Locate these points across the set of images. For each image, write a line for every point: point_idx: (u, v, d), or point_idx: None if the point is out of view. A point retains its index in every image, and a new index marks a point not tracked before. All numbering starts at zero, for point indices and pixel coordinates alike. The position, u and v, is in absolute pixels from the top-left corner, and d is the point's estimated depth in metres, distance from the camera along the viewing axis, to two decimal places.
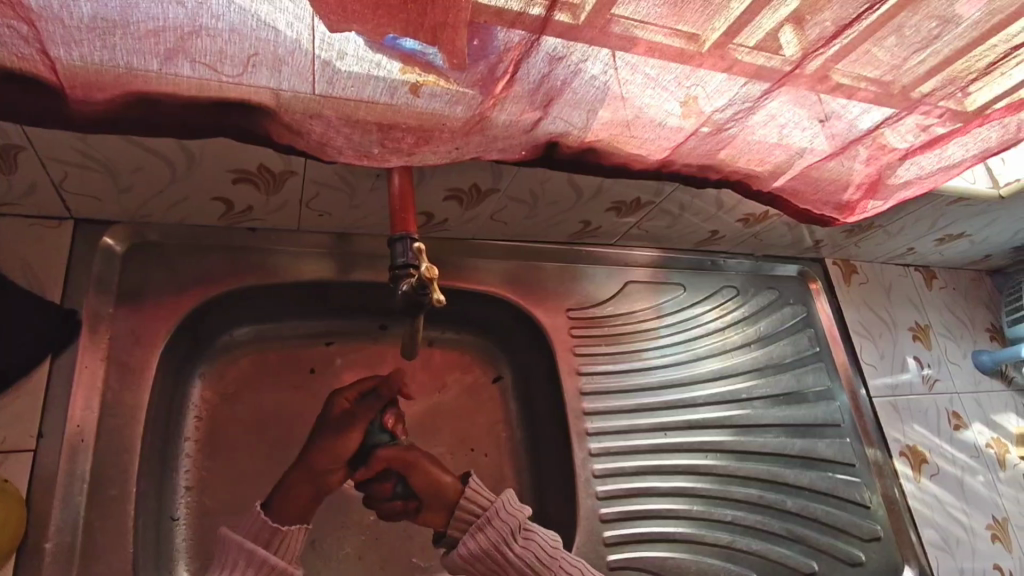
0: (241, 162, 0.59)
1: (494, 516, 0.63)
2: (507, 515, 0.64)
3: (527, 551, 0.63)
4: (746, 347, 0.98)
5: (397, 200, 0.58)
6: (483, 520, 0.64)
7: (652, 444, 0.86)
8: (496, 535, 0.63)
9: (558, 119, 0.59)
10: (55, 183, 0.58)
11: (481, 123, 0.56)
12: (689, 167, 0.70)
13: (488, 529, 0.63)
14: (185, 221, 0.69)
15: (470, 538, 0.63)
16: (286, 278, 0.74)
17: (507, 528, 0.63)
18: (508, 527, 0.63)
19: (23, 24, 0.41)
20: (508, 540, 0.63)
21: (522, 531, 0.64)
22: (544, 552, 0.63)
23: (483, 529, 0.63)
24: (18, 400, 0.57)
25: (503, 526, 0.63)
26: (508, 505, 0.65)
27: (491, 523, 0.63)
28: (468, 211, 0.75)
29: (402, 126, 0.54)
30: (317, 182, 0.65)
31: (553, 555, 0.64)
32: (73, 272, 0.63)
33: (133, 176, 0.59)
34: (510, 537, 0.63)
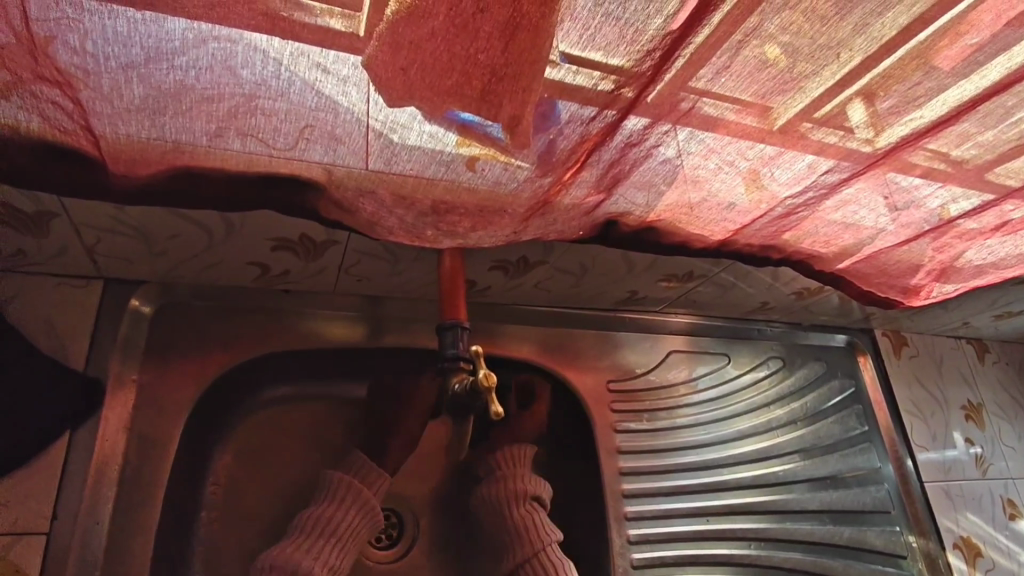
0: (282, 232, 0.56)
1: (516, 475, 0.74)
2: (529, 480, 0.74)
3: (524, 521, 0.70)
4: (791, 424, 0.93)
5: (446, 282, 0.54)
6: (508, 473, 0.74)
7: (694, 531, 0.81)
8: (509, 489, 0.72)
9: (621, 200, 0.55)
10: (87, 247, 0.55)
11: (544, 208, 0.52)
12: (750, 246, 0.66)
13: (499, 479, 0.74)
14: (218, 282, 0.65)
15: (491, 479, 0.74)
16: (317, 342, 0.71)
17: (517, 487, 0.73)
18: (517, 493, 0.72)
19: (69, 102, 0.38)
20: (502, 494, 0.72)
21: (529, 503, 0.72)
22: (540, 527, 0.70)
23: (505, 476, 0.74)
24: (31, 478, 0.53)
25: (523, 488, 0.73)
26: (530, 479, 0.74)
27: (518, 484, 0.73)
28: (512, 280, 0.71)
29: (460, 210, 0.50)
30: (359, 251, 0.62)
31: (540, 538, 0.69)
32: (98, 334, 0.60)
33: (169, 242, 0.56)
34: (514, 500, 0.72)
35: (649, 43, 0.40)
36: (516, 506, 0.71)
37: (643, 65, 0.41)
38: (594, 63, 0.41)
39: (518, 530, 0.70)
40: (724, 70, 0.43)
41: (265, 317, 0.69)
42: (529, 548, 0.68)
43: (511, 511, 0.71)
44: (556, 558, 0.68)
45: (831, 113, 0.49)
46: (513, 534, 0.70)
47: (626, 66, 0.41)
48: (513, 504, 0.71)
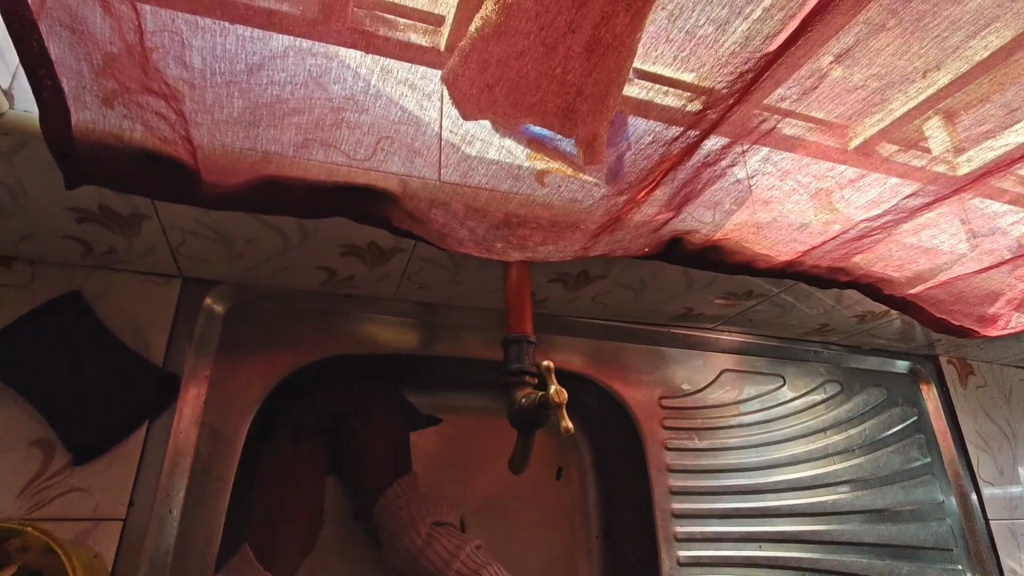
0: (353, 239, 0.58)
1: (410, 509, 0.64)
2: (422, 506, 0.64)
3: (430, 545, 0.61)
4: (849, 451, 0.90)
5: (512, 295, 0.54)
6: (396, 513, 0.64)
7: (745, 556, 0.79)
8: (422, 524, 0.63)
9: (689, 218, 0.55)
10: (171, 247, 0.58)
11: (613, 224, 0.52)
12: (818, 268, 0.65)
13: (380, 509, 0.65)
14: (287, 285, 0.67)
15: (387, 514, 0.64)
16: (377, 346, 0.73)
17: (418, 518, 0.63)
18: (415, 517, 0.63)
19: (172, 113, 0.41)
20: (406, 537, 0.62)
21: (437, 528, 0.63)
22: (449, 546, 0.61)
23: (397, 509, 0.64)
24: (113, 466, 0.55)
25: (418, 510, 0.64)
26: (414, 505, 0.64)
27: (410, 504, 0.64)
28: (571, 292, 0.71)
29: (530, 224, 0.51)
30: (424, 259, 0.63)
31: (454, 550, 0.61)
32: (176, 330, 0.62)
33: (245, 244, 0.58)
34: (416, 522, 0.63)
35: (740, 65, 0.39)
36: (429, 541, 0.62)
37: (726, 87, 0.41)
38: (682, 85, 0.41)
39: (441, 565, 0.60)
40: (810, 90, 0.42)
41: (329, 319, 0.71)
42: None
43: (416, 534, 0.62)
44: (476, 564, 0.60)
45: (917, 136, 0.48)
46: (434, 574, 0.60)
47: (702, 82, 0.40)
48: (413, 544, 0.62)
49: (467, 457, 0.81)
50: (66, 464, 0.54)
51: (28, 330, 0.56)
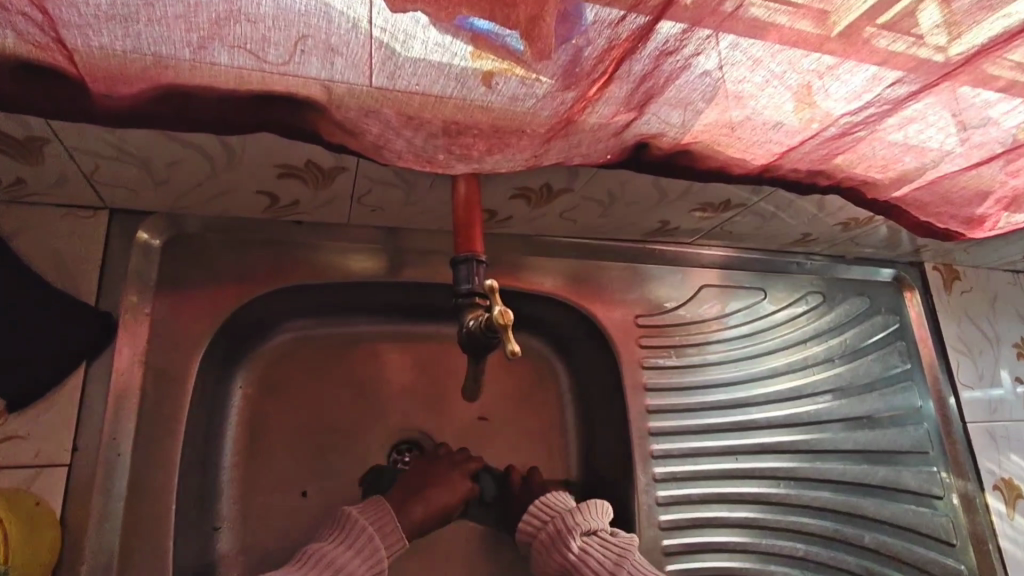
0: (287, 159, 0.53)
1: (558, 522, 0.62)
2: (571, 517, 0.62)
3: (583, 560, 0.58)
4: (828, 362, 0.89)
5: (460, 212, 0.49)
6: (544, 534, 0.63)
7: (720, 469, 0.78)
8: (571, 532, 0.61)
9: (653, 119, 0.49)
10: (86, 174, 0.53)
11: (566, 128, 0.47)
12: (796, 172, 0.60)
13: (539, 513, 0.65)
14: (227, 214, 0.63)
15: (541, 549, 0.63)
16: (333, 275, 0.69)
17: (570, 539, 0.60)
18: (564, 530, 0.62)
19: (33, 9, 0.34)
20: (558, 556, 0.60)
21: (587, 539, 0.61)
22: (610, 558, 0.58)
23: (542, 540, 0.63)
24: (53, 410, 0.53)
25: (568, 529, 0.61)
26: (573, 512, 0.63)
27: (559, 523, 0.62)
28: (535, 209, 0.67)
29: (473, 131, 0.45)
30: (370, 179, 0.57)
31: (618, 563, 0.57)
32: (109, 267, 0.58)
33: (169, 169, 0.53)
34: (568, 536, 0.61)
35: None
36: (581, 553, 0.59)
37: None
38: None
39: None
40: None
41: (278, 249, 0.67)
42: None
43: (565, 555, 0.60)
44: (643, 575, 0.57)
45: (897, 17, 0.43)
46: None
47: None
48: (568, 561, 0.59)
49: (440, 385, 0.80)
50: (1, 411, 0.51)
51: None
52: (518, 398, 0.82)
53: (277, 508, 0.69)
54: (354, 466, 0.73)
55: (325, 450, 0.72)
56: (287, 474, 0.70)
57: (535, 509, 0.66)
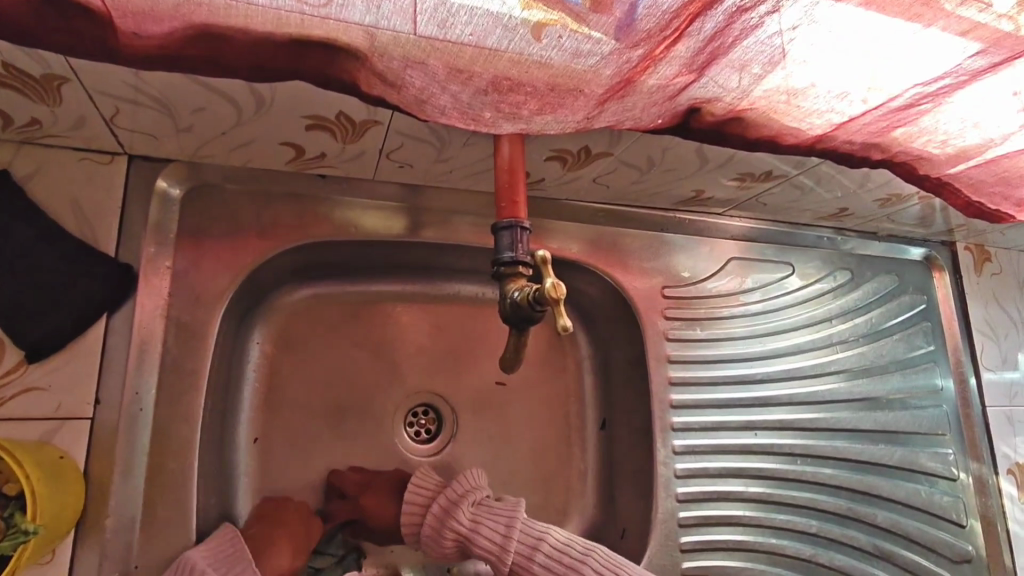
0: (318, 110, 0.49)
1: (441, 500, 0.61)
2: (458, 486, 0.61)
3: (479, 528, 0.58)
4: (854, 340, 0.87)
5: (503, 176, 0.46)
6: (430, 514, 0.61)
7: (740, 444, 0.78)
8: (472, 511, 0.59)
9: (712, 83, 0.46)
10: (105, 118, 0.50)
11: (623, 89, 0.43)
12: (850, 144, 0.57)
13: (415, 495, 0.63)
14: (250, 165, 0.60)
15: (429, 527, 0.61)
16: (357, 234, 0.66)
17: (454, 515, 0.59)
18: (446, 501, 0.60)
19: None
20: (450, 538, 0.59)
21: (475, 507, 0.60)
22: (498, 527, 0.57)
23: (430, 520, 0.61)
24: (73, 364, 0.51)
25: (451, 503, 0.60)
26: (460, 487, 0.61)
27: (443, 501, 0.61)
28: (570, 172, 0.64)
29: (527, 88, 0.42)
30: (403, 134, 0.54)
31: (506, 535, 0.57)
32: (128, 217, 0.56)
33: (192, 116, 0.50)
34: (454, 509, 0.59)
35: None
36: (476, 524, 0.58)
37: None
38: None
39: (494, 549, 0.57)
40: None
41: (301, 204, 0.64)
42: (507, 564, 0.56)
43: (455, 528, 0.58)
44: (530, 538, 0.57)
45: None
46: (489, 559, 0.57)
47: None
48: (460, 535, 0.58)
49: (459, 348, 0.78)
50: (20, 362, 0.50)
51: None
52: (538, 366, 0.81)
53: (296, 466, 0.68)
54: (371, 427, 0.72)
55: (343, 411, 0.72)
56: (304, 432, 0.70)
57: (414, 490, 0.63)
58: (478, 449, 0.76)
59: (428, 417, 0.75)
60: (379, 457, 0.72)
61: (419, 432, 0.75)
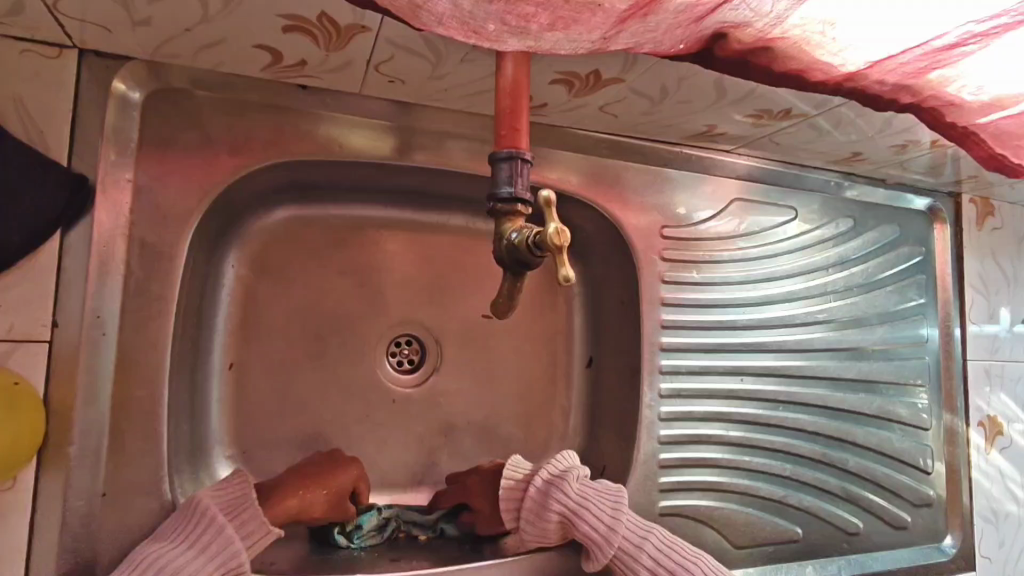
0: (297, 9, 0.43)
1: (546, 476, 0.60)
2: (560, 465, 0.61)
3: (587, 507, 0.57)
4: (848, 290, 0.86)
5: (505, 99, 0.41)
6: (531, 493, 0.59)
7: (726, 389, 0.77)
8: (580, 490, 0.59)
9: (744, 6, 0.41)
10: (48, 3, 0.43)
11: (648, 8, 0.37)
12: (881, 85, 0.52)
13: (510, 478, 0.62)
14: (221, 69, 0.53)
15: (524, 510, 0.59)
16: (339, 153, 0.61)
17: (559, 494, 0.58)
18: (552, 480, 0.59)
19: None
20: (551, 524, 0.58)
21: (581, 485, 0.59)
22: (607, 507, 0.57)
23: (528, 499, 0.59)
24: (26, 282, 0.47)
25: (553, 484, 0.59)
26: (563, 467, 0.61)
27: (544, 477, 0.60)
28: (575, 98, 0.58)
29: (537, 0, 0.36)
30: (394, 44, 0.48)
31: (611, 525, 0.57)
32: (81, 121, 0.50)
33: (150, 7, 0.43)
34: (561, 484, 0.58)
35: None
36: (586, 499, 0.57)
37: None
38: None
39: (604, 529, 0.56)
40: None
41: (278, 117, 0.58)
42: (610, 551, 0.56)
43: (561, 506, 0.57)
44: (638, 533, 0.58)
45: None
46: (591, 541, 0.57)
47: None
48: (565, 512, 0.57)
49: (446, 280, 0.75)
50: None
51: None
52: (527, 301, 0.78)
53: (274, 394, 0.67)
54: (352, 358, 0.70)
55: (324, 339, 0.69)
56: (282, 358, 0.67)
57: (509, 473, 0.62)
58: (462, 382, 0.74)
59: (411, 347, 0.73)
60: (361, 388, 0.70)
61: (401, 362, 0.73)
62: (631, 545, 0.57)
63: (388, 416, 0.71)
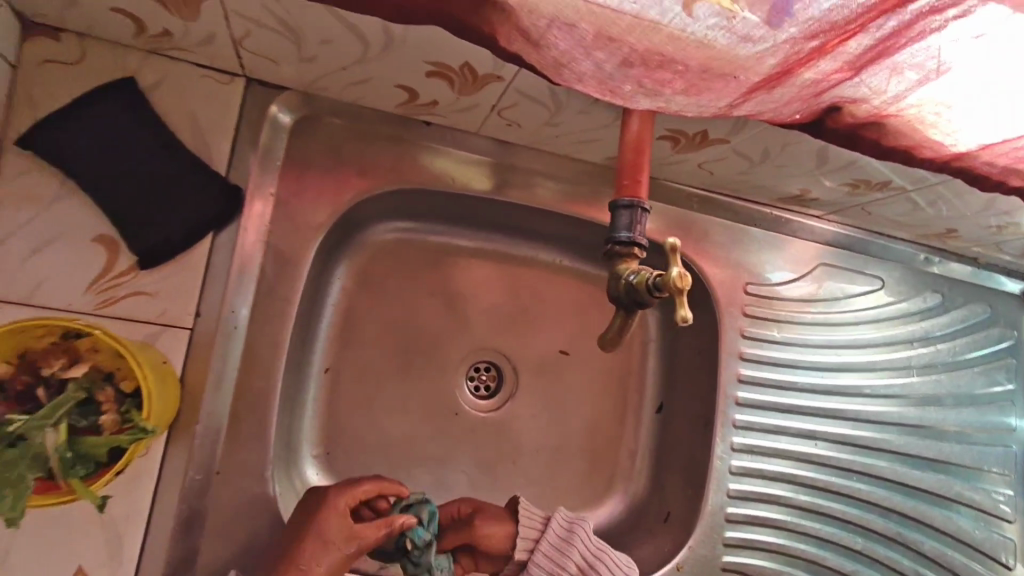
0: (445, 57, 0.48)
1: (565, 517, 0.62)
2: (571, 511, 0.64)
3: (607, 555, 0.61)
4: (932, 367, 0.84)
5: (627, 153, 0.45)
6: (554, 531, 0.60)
7: (800, 452, 0.77)
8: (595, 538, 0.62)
9: (864, 85, 0.43)
10: (235, 39, 0.49)
11: (779, 81, 0.41)
12: (991, 166, 0.53)
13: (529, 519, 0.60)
14: (361, 101, 0.60)
15: (543, 546, 0.59)
16: (450, 185, 0.66)
17: (583, 534, 0.61)
18: (571, 523, 0.62)
19: None
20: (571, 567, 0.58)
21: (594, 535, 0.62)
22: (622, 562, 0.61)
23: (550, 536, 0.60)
24: (178, 275, 0.53)
25: (576, 523, 0.62)
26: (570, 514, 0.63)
27: (566, 518, 0.62)
28: (678, 154, 0.62)
29: (677, 67, 0.40)
30: (522, 93, 0.53)
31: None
32: (241, 139, 0.56)
33: (320, 47, 0.49)
34: (584, 527, 0.62)
35: None
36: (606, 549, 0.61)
37: None
38: None
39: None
40: None
41: (401, 148, 0.63)
42: None
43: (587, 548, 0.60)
44: None
45: None
46: None
47: None
48: (590, 552, 0.60)
49: (529, 313, 0.78)
50: (133, 266, 0.52)
51: (88, 119, 0.51)
52: None
53: (361, 402, 0.71)
54: (435, 376, 0.74)
55: (412, 356, 0.73)
56: (372, 369, 0.72)
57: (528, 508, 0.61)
58: (534, 413, 0.76)
59: (489, 374, 0.76)
60: (440, 406, 0.73)
61: (478, 387, 0.75)
62: None
63: (463, 437, 0.74)
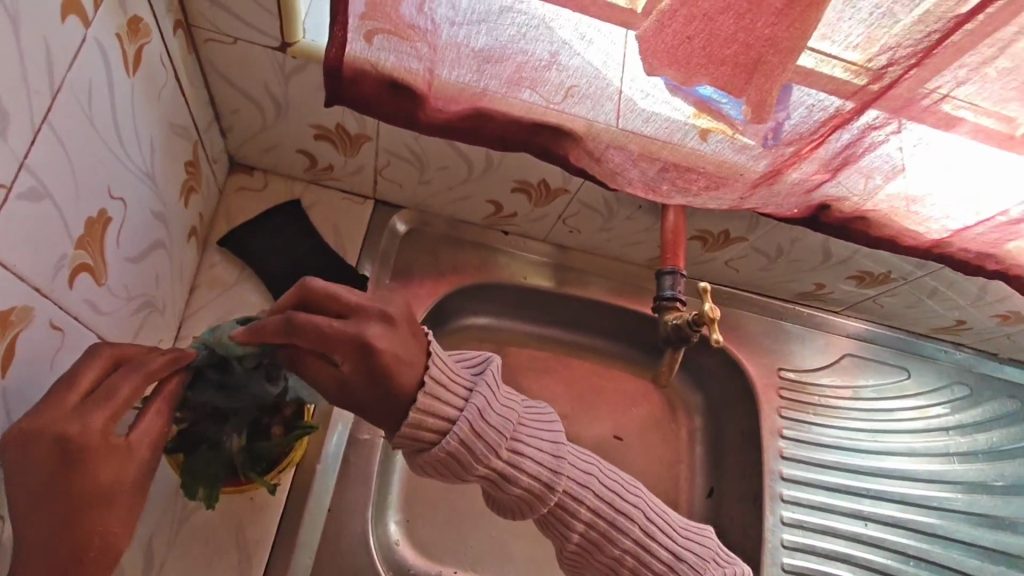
0: (528, 175, 0.67)
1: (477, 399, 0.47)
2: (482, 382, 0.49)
3: (534, 458, 0.48)
4: (973, 455, 0.88)
5: (669, 236, 0.61)
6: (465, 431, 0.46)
7: (851, 531, 0.82)
8: (520, 431, 0.49)
9: (841, 184, 0.59)
10: (376, 169, 0.69)
11: (774, 178, 0.57)
12: (966, 252, 0.66)
13: (436, 371, 0.47)
14: (456, 215, 0.78)
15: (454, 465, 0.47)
16: (521, 281, 0.81)
17: (502, 426, 0.48)
18: (485, 408, 0.48)
19: (426, 47, 0.49)
20: (520, 482, 0.48)
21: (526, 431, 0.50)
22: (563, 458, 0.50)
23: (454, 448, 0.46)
24: None
25: (489, 408, 0.48)
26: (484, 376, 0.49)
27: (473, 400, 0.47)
28: (707, 253, 0.76)
29: (699, 170, 0.58)
30: (582, 203, 0.70)
31: (574, 471, 0.50)
32: (368, 243, 0.74)
33: (437, 172, 0.68)
34: (497, 411, 0.48)
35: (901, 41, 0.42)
36: (553, 469, 0.49)
37: (886, 57, 0.44)
38: (852, 61, 0.45)
39: (573, 481, 0.50)
40: (963, 83, 0.46)
41: (483, 252, 0.80)
42: (578, 506, 0.50)
43: (507, 450, 0.47)
44: (604, 488, 0.51)
45: None
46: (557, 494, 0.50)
47: (863, 61, 0.45)
48: (516, 459, 0.48)
49: (587, 398, 0.87)
50: None
51: (265, 226, 0.69)
52: (654, 427, 0.87)
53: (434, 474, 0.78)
54: None
55: None
56: None
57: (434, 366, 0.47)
58: None
59: None
60: None
61: None
62: (600, 491, 0.51)
63: None
